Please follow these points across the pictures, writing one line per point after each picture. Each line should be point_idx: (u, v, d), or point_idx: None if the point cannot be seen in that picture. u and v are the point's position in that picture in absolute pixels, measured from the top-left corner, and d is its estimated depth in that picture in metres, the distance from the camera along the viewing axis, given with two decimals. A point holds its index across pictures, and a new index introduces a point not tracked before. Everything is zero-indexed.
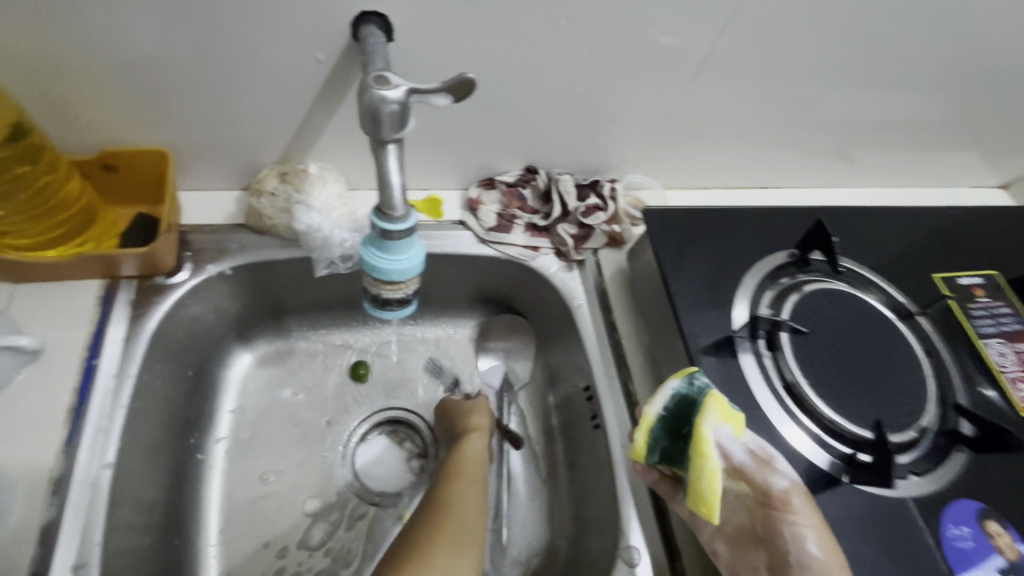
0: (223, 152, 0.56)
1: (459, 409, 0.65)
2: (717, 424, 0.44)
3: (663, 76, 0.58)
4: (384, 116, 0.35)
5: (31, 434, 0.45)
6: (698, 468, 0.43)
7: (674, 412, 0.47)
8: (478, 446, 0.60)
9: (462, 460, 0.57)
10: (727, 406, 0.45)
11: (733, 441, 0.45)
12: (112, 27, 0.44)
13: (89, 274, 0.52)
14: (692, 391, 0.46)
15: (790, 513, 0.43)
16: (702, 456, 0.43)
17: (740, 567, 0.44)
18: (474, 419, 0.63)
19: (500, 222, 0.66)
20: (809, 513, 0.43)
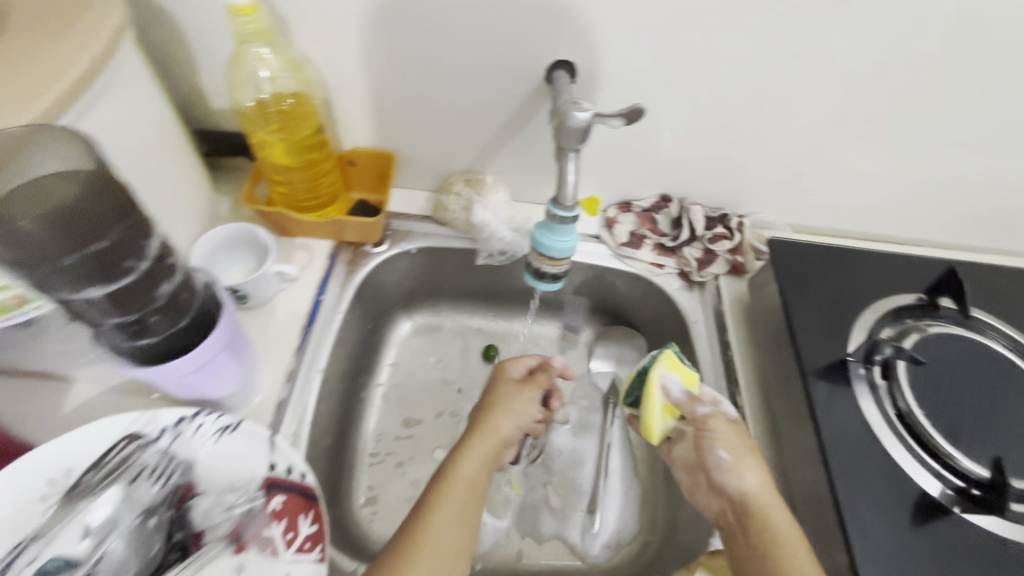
0: (427, 159, 0.74)
1: (493, 397, 0.63)
2: (666, 372, 0.57)
3: (800, 124, 0.65)
4: (571, 131, 0.48)
5: (275, 336, 0.63)
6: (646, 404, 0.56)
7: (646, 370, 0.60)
8: (472, 462, 0.57)
9: (454, 472, 0.55)
10: (677, 360, 0.58)
11: (680, 386, 0.57)
12: (384, 68, 0.63)
13: (323, 236, 0.71)
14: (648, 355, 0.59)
15: (710, 430, 0.55)
16: (649, 395, 0.56)
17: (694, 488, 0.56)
18: (492, 422, 0.60)
19: (631, 239, 0.75)
20: (728, 431, 0.55)
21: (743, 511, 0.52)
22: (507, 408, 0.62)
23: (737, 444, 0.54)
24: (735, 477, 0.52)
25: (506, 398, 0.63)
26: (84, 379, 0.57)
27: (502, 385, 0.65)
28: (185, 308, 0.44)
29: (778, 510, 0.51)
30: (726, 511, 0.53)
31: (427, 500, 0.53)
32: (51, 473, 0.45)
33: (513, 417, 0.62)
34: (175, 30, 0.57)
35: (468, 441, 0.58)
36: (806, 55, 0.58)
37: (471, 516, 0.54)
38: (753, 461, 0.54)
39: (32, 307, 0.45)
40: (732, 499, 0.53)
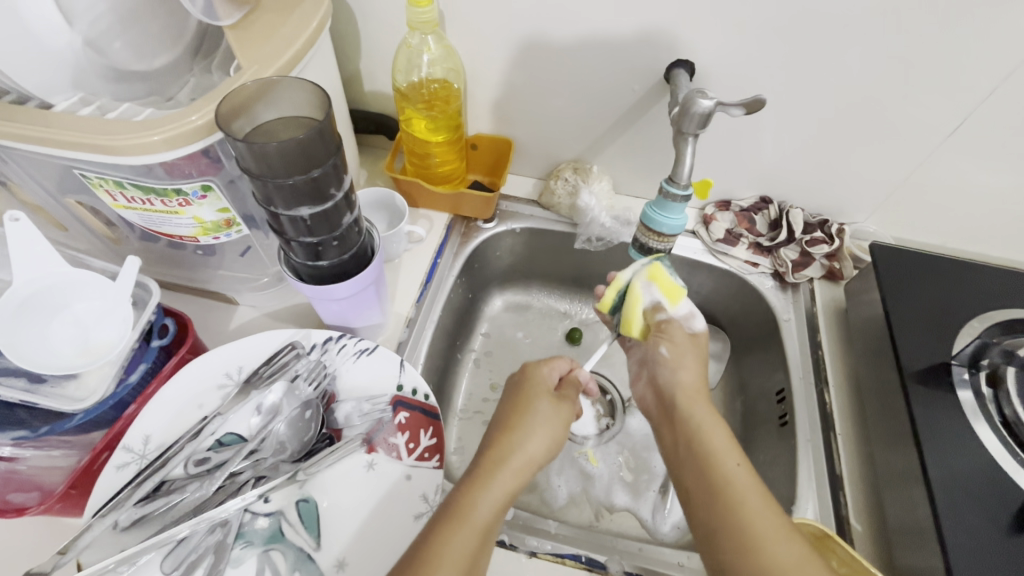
0: (541, 147, 0.81)
1: (521, 415, 0.54)
2: (648, 283, 0.63)
3: (916, 134, 0.66)
4: (693, 115, 0.53)
5: (399, 288, 0.72)
6: (630, 301, 0.64)
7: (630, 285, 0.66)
8: (488, 500, 0.47)
9: (470, 506, 0.46)
10: (667, 279, 0.63)
11: (660, 296, 0.63)
12: (517, 63, 0.70)
13: (443, 209, 0.80)
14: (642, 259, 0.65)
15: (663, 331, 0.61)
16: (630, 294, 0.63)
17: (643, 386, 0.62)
18: (512, 444, 0.51)
19: (727, 236, 0.78)
20: (677, 331, 0.61)
21: (670, 396, 0.57)
22: (536, 431, 0.53)
23: (683, 347, 0.60)
24: (670, 370, 0.59)
25: (534, 420, 0.54)
26: (245, 303, 0.68)
27: (532, 400, 0.55)
28: (353, 241, 0.53)
29: (696, 397, 0.56)
30: (655, 397, 0.59)
31: (431, 538, 0.44)
32: (227, 367, 0.56)
33: (543, 437, 0.53)
34: (352, 19, 0.68)
35: (490, 470, 0.49)
36: (931, 67, 0.60)
37: (482, 553, 0.45)
38: (691, 363, 0.59)
39: (235, 230, 0.55)
40: (666, 387, 0.58)
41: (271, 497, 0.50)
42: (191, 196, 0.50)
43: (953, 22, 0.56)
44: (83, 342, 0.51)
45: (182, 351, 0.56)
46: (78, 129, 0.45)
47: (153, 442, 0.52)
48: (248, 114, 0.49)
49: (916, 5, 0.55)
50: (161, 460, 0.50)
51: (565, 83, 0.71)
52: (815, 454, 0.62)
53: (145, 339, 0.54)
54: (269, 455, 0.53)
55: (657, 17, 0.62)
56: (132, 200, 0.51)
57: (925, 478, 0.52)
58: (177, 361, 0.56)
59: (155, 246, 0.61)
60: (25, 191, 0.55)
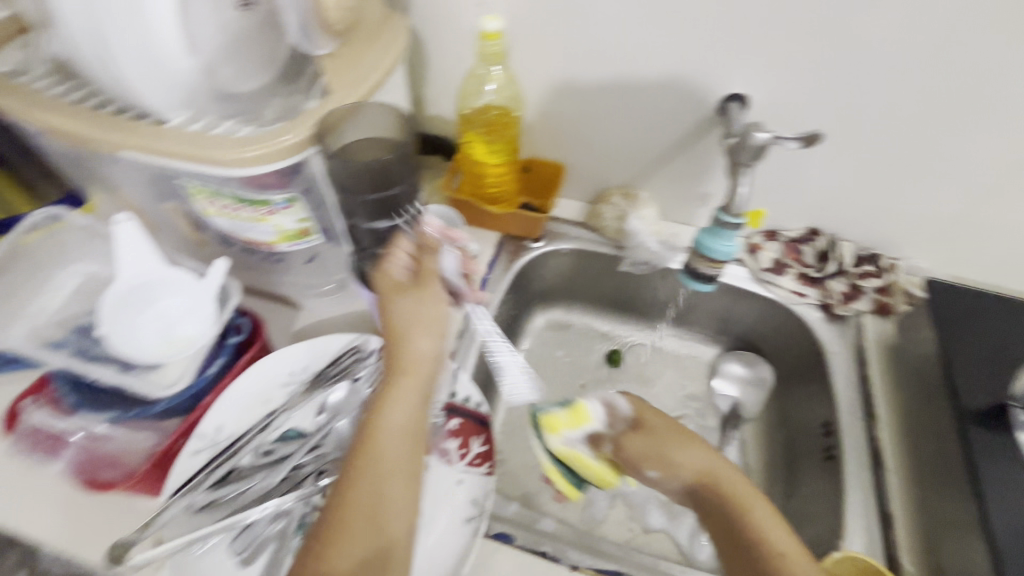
0: (590, 173, 0.84)
1: (401, 302, 0.57)
2: (558, 433, 0.63)
3: (974, 171, 0.66)
4: (748, 147, 0.55)
5: (451, 301, 0.75)
6: (591, 471, 0.62)
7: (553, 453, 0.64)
8: (399, 413, 0.52)
9: (383, 425, 0.52)
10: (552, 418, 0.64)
11: (573, 429, 0.63)
12: (572, 91, 0.74)
13: (495, 226, 0.82)
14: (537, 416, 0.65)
15: (618, 436, 0.61)
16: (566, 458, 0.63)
17: (672, 494, 0.57)
18: (415, 348, 0.55)
19: (773, 266, 0.79)
20: (635, 429, 0.60)
21: (709, 500, 0.54)
22: (422, 323, 0.56)
23: (664, 445, 0.58)
24: (672, 470, 0.56)
25: (425, 334, 0.56)
26: (308, 308, 0.72)
27: (397, 297, 0.57)
28: (418, 253, 0.58)
29: (725, 474, 0.54)
30: (696, 506, 0.55)
31: (370, 433, 0.51)
32: (292, 367, 0.60)
33: (428, 338, 0.56)
34: (421, 48, 0.74)
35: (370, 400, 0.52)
36: (987, 105, 0.60)
37: (414, 471, 0.51)
38: (680, 448, 0.57)
39: (310, 239, 0.60)
40: (692, 490, 0.55)
41: (331, 490, 0.54)
42: (277, 206, 0.54)
43: (1009, 64, 0.57)
44: (165, 335, 0.54)
45: (253, 350, 0.60)
46: (189, 143, 0.50)
47: (226, 431, 0.55)
48: (337, 134, 0.54)
49: (971, 45, 0.57)
50: (234, 448, 0.54)
51: (619, 112, 0.74)
52: (864, 489, 0.61)
53: (222, 336, 0.59)
54: (331, 450, 0.57)
55: (715, 53, 0.64)
56: (223, 207, 0.55)
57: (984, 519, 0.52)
58: (249, 358, 0.60)
59: (234, 251, 0.66)
60: (131, 194, 0.61)
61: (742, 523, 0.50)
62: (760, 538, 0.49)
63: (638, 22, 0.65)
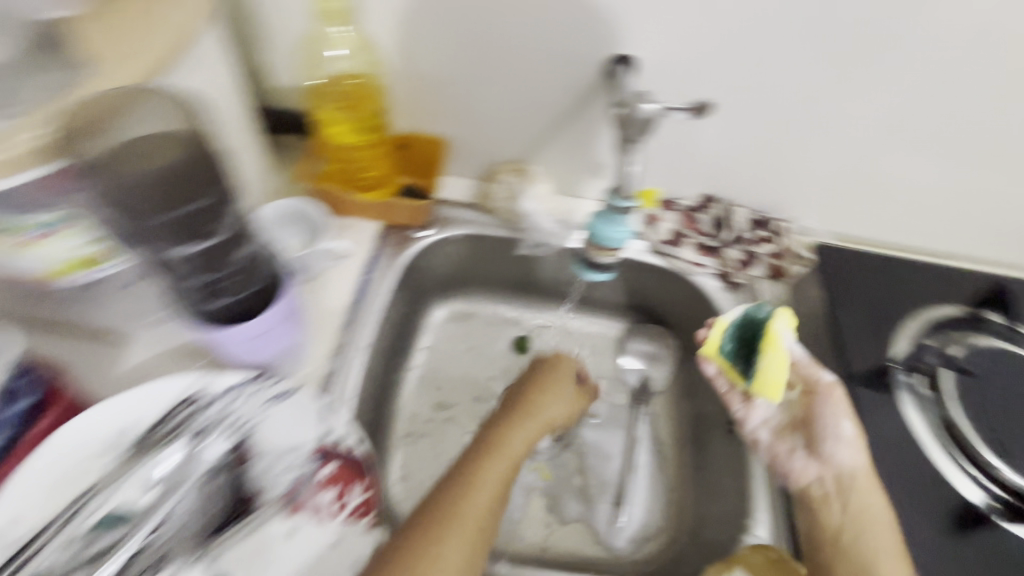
0: (477, 148, 0.75)
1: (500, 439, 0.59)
2: (786, 327, 0.55)
3: (854, 132, 0.65)
4: (635, 121, 0.49)
5: (324, 313, 0.64)
6: (769, 356, 0.54)
7: (744, 325, 0.59)
8: (490, 481, 0.53)
9: (441, 553, 0.46)
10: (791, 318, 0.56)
11: (794, 343, 0.56)
12: (439, 54, 0.64)
13: (371, 215, 0.71)
14: (759, 312, 0.58)
15: (830, 399, 0.55)
16: (771, 349, 0.54)
17: (777, 450, 0.57)
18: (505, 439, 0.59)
19: (673, 237, 0.76)
20: (845, 404, 0.54)
21: (845, 484, 0.51)
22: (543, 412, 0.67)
23: (840, 415, 0.54)
24: (836, 443, 0.53)
25: (527, 421, 0.64)
26: (135, 338, 0.57)
27: (557, 387, 0.71)
28: (258, 274, 0.48)
29: (877, 488, 0.50)
30: (823, 480, 0.53)
31: (422, 555, 0.46)
32: (121, 425, 0.47)
33: (557, 407, 0.68)
34: (249, 2, 0.59)
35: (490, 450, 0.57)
36: (867, 63, 0.58)
37: None
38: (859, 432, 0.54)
39: (113, 262, 0.49)
40: (839, 471, 0.52)
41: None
42: (50, 227, 0.42)
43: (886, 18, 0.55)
44: None
45: (61, 406, 0.48)
46: None
47: (26, 523, 0.43)
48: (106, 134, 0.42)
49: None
50: (36, 546, 0.42)
51: (495, 76, 0.66)
52: None
53: (9, 398, 0.45)
54: (172, 530, 0.45)
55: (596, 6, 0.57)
56: None
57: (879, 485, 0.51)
58: (56, 418, 0.48)
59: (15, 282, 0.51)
60: None
61: (865, 542, 0.48)
62: (862, 559, 0.48)
63: None
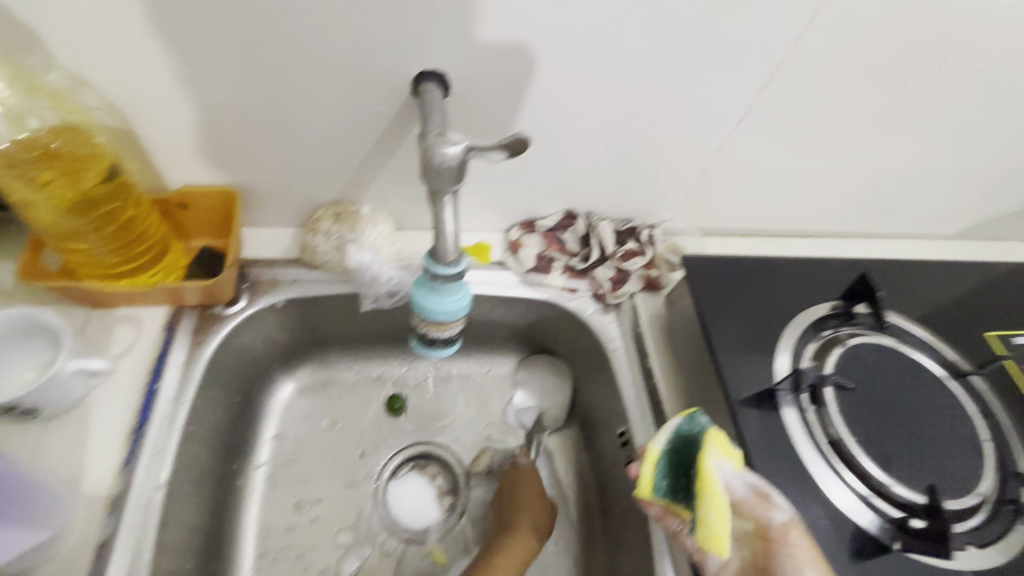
0: (285, 193, 0.60)
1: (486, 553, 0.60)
2: (721, 460, 0.45)
3: (702, 129, 0.60)
4: (442, 170, 0.38)
5: (91, 452, 0.47)
6: (707, 504, 0.43)
7: (676, 449, 0.47)
8: (514, 557, 0.59)
9: None
10: (726, 441, 0.46)
11: (736, 475, 0.45)
12: (194, 91, 0.48)
13: (159, 302, 0.56)
14: (692, 431, 0.47)
15: (788, 546, 0.43)
16: (709, 494, 0.43)
17: None
18: (539, 500, 0.65)
19: (539, 263, 0.67)
20: (806, 546, 0.43)
21: None
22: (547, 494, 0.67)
23: (808, 567, 0.42)
24: None
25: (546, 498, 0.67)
26: None
27: (543, 475, 0.69)
28: None
29: None
30: None
31: None
32: None
33: (544, 500, 0.66)
34: None
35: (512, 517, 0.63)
36: (707, 55, 0.52)
37: None
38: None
39: None
40: None
41: None
42: None
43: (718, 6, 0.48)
44: None
45: None
46: None
47: None
48: None
49: None
50: None
51: (277, 108, 0.51)
52: None
53: None
54: None
55: (382, 14, 0.45)
56: None
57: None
58: None
59: None
60: None
61: None
62: None
63: None
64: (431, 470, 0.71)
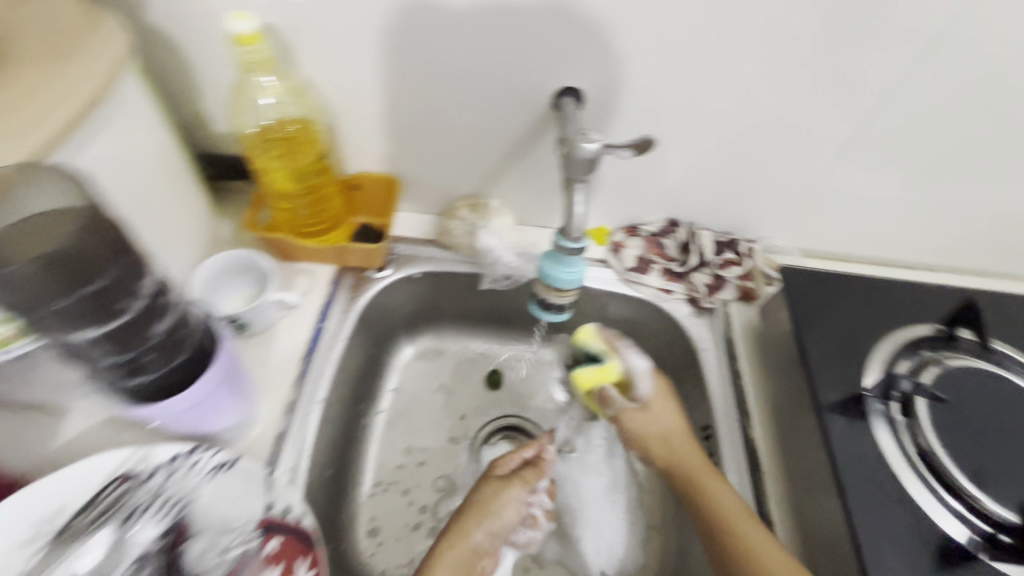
0: (433, 184, 0.73)
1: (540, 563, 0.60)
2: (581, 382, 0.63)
3: (808, 151, 0.65)
4: (578, 161, 0.47)
5: (277, 366, 0.61)
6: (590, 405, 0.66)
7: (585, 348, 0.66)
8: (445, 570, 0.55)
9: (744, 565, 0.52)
10: (593, 373, 0.62)
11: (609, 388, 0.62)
12: (387, 96, 0.62)
13: (326, 260, 0.70)
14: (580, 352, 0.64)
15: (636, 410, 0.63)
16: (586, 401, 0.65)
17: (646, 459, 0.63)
18: (468, 532, 0.58)
19: (638, 264, 0.74)
20: (658, 407, 0.63)
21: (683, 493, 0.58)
22: (499, 515, 0.61)
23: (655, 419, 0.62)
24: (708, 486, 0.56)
25: (479, 529, 0.59)
26: (77, 409, 0.55)
27: (507, 492, 0.63)
28: (183, 344, 0.43)
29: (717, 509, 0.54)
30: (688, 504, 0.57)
31: None
32: (39, 515, 0.44)
33: (480, 528, 0.59)
34: (178, 51, 0.56)
35: (444, 541, 0.57)
36: (820, 80, 0.58)
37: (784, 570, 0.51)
38: (713, 476, 0.57)
39: (23, 342, 0.42)
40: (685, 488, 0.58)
41: None
42: None
43: (835, 35, 0.54)
44: None
45: None
46: None
47: None
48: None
49: (800, 16, 0.53)
50: None
51: (444, 113, 0.64)
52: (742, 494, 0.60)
53: None
54: None
55: (538, 39, 0.56)
56: None
57: (848, 514, 0.50)
58: None
59: None
60: None
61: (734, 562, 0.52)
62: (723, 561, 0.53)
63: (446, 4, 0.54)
64: (518, 441, 0.79)
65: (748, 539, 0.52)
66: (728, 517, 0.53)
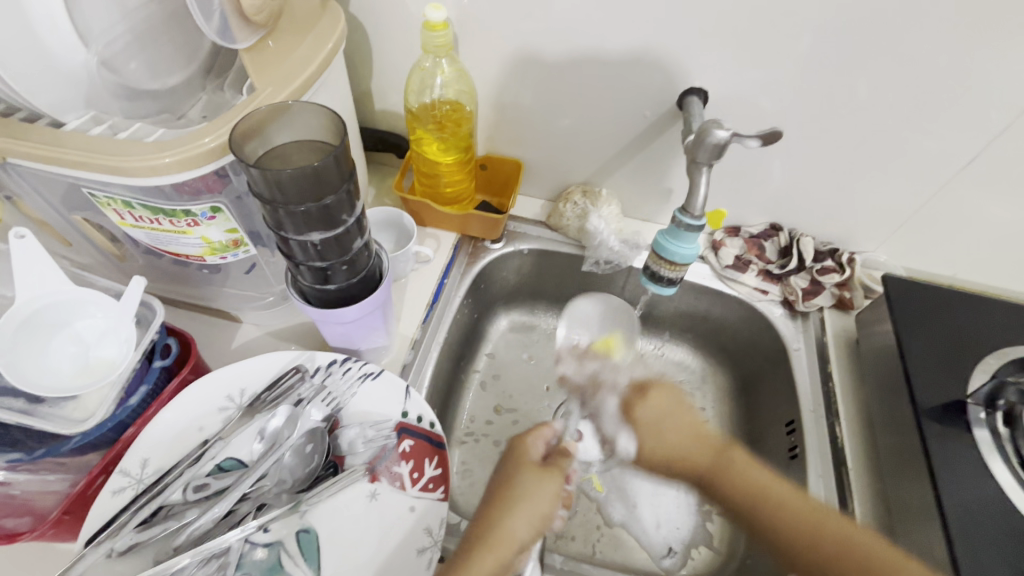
0: (550, 171, 0.81)
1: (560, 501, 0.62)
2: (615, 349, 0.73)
3: (923, 170, 0.67)
4: (708, 144, 0.53)
5: (406, 309, 0.71)
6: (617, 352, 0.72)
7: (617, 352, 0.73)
8: None
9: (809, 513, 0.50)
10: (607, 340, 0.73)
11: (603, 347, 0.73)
12: (526, 87, 0.70)
13: (452, 227, 0.79)
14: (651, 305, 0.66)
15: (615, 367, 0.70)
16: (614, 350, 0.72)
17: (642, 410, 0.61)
18: (504, 525, 0.48)
19: (736, 262, 0.77)
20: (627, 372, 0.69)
21: (644, 393, 0.62)
22: (536, 502, 0.50)
23: (666, 404, 0.60)
24: (653, 411, 0.60)
25: (518, 521, 0.49)
26: (249, 321, 0.67)
27: (540, 480, 0.52)
28: (363, 264, 0.52)
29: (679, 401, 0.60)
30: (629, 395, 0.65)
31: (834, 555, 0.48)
32: (230, 389, 0.55)
33: (526, 525, 0.49)
34: (364, 37, 0.69)
35: (478, 545, 0.47)
36: (944, 100, 0.60)
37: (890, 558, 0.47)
38: (670, 395, 0.61)
39: (242, 250, 0.55)
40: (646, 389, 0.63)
41: (270, 527, 0.49)
42: (200, 217, 0.49)
43: (968, 57, 0.56)
44: (84, 362, 0.50)
45: (184, 372, 0.55)
46: (90, 150, 0.45)
47: (151, 466, 0.50)
48: (261, 137, 0.48)
49: (935, 37, 0.55)
50: (160, 485, 0.49)
51: (575, 106, 0.71)
52: (824, 484, 0.62)
53: (147, 359, 0.53)
54: (271, 484, 0.52)
55: (670, 44, 0.62)
56: (140, 219, 0.50)
57: (941, 507, 0.52)
58: (178, 383, 0.54)
59: (159, 261, 0.60)
60: (30, 206, 0.54)
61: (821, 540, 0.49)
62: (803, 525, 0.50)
63: (591, 11, 0.61)
64: None
65: (819, 524, 0.49)
66: (765, 494, 0.52)
